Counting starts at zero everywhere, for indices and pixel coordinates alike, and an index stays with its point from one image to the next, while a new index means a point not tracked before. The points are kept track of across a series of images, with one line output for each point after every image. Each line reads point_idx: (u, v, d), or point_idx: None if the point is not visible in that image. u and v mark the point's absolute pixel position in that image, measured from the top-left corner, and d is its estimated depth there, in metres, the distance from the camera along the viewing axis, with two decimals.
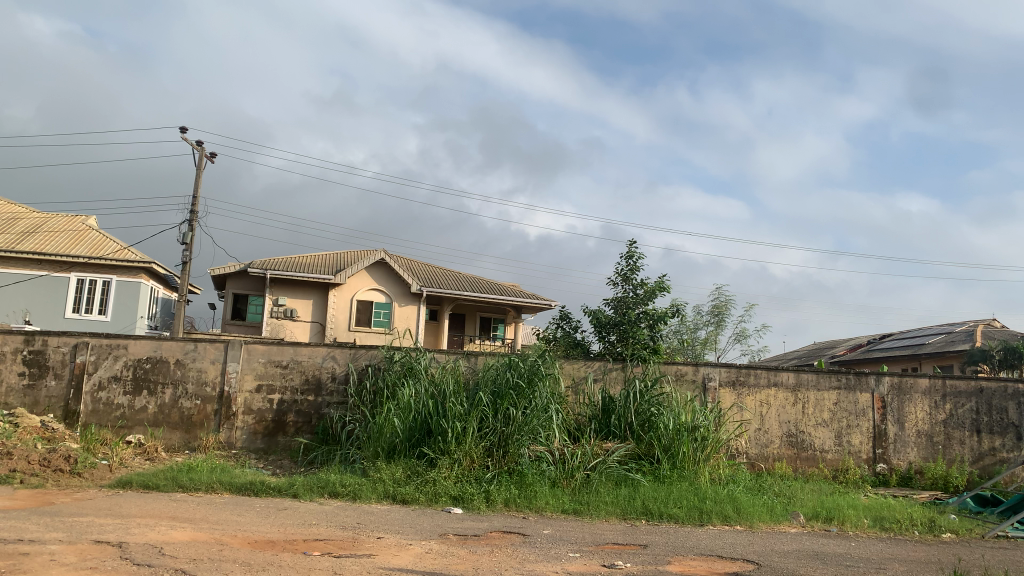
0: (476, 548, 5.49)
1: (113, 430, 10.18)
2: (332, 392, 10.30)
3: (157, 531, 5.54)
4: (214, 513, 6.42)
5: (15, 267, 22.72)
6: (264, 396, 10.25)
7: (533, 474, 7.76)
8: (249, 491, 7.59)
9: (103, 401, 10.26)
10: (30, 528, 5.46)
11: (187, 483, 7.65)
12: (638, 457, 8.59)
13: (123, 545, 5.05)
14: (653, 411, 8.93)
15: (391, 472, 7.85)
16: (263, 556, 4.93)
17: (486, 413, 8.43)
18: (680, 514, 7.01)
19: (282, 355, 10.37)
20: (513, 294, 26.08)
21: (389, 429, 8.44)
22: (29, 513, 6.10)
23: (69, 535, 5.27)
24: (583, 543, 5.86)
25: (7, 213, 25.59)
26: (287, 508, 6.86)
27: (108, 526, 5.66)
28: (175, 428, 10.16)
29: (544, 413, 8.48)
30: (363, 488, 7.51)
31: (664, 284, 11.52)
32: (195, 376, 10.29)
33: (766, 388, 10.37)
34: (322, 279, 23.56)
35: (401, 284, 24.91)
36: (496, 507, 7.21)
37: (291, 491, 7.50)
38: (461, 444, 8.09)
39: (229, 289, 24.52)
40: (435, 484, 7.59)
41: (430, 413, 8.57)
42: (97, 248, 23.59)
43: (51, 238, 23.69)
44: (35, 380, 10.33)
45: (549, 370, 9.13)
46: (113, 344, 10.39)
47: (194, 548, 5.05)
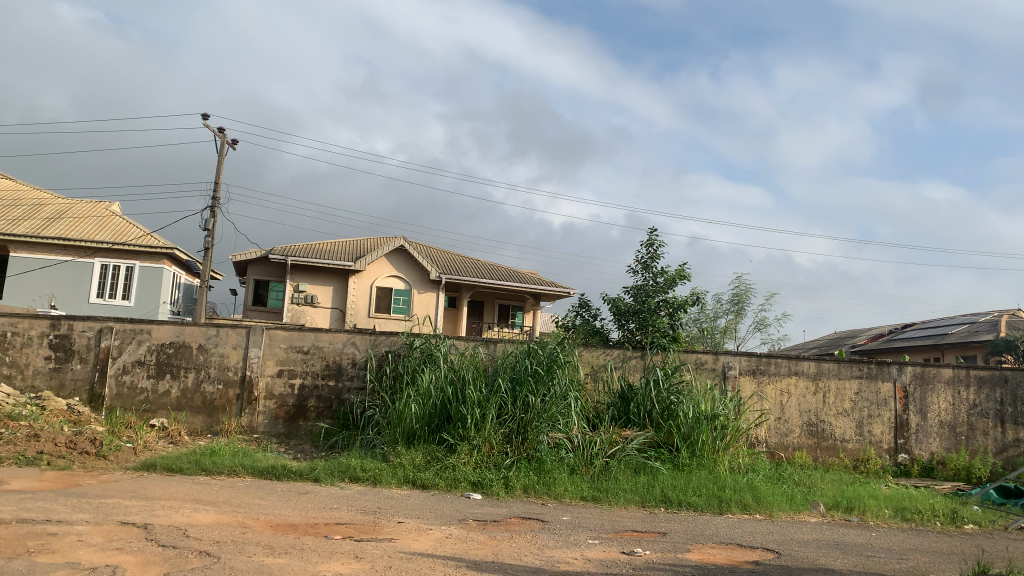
0: (495, 534, 5.51)
1: (137, 413, 10.33)
2: (352, 377, 10.37)
3: (181, 514, 5.62)
4: (237, 497, 6.50)
5: (41, 252, 23.05)
6: (285, 381, 10.33)
7: (552, 461, 7.79)
8: (272, 474, 7.68)
9: (127, 385, 10.41)
10: (58, 509, 5.56)
11: (210, 467, 7.74)
12: (657, 445, 8.62)
13: (149, 526, 5.12)
14: (673, 399, 8.90)
15: (410, 458, 7.91)
16: (285, 539, 4.99)
17: (505, 400, 8.43)
18: (699, 502, 7.01)
19: (303, 340, 10.45)
20: (530, 281, 26.02)
21: (407, 414, 8.51)
22: (56, 495, 6.21)
23: (95, 517, 5.36)
24: (602, 530, 5.88)
25: (32, 199, 25.92)
26: (309, 492, 6.93)
27: (134, 508, 5.74)
28: (198, 413, 10.29)
29: (563, 400, 8.49)
30: (383, 472, 7.58)
31: (684, 271, 11.38)
32: (217, 362, 10.40)
33: (787, 377, 10.31)
34: (341, 265, 23.62)
35: (419, 271, 24.95)
36: (515, 493, 7.24)
37: (312, 475, 7.59)
38: (480, 431, 8.13)
39: (250, 276, 24.64)
40: (454, 470, 7.65)
41: (449, 399, 8.61)
42: (120, 234, 23.84)
43: (76, 224, 23.98)
44: (61, 363, 10.50)
45: (568, 358, 9.13)
46: (137, 329, 10.52)
47: (218, 531, 5.12)
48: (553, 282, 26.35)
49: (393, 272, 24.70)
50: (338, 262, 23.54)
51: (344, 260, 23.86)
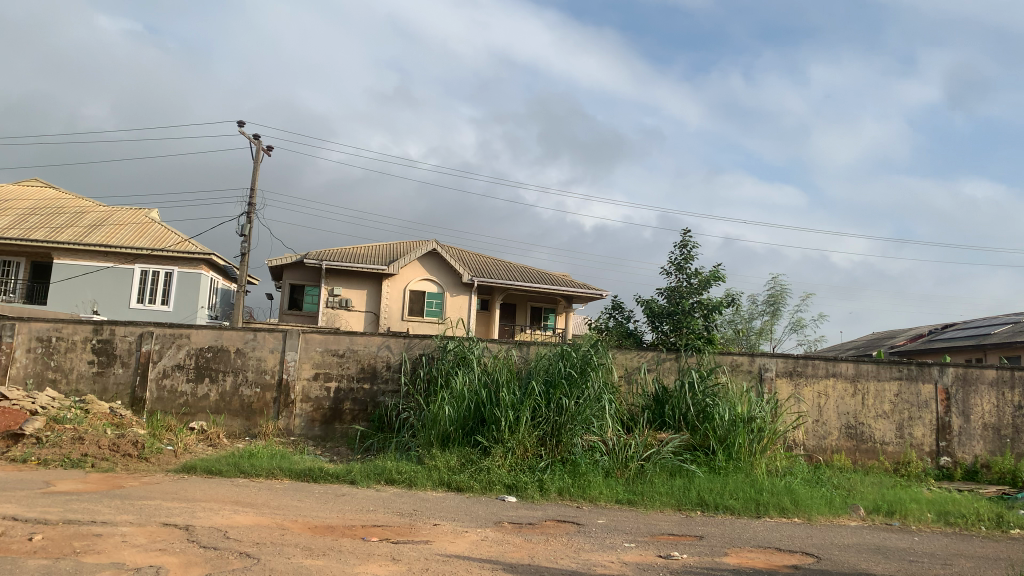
0: (530, 536, 5.51)
1: (177, 416, 10.51)
2: (386, 380, 10.44)
3: (222, 515, 5.72)
4: (275, 498, 6.59)
5: (84, 258, 23.59)
6: (321, 384, 10.44)
7: (586, 464, 7.77)
8: (309, 477, 7.76)
9: (167, 388, 10.60)
10: (102, 511, 5.69)
11: (249, 469, 7.85)
12: (693, 448, 8.55)
13: (190, 528, 5.21)
14: (709, 402, 8.83)
15: (445, 460, 7.95)
16: (323, 541, 5.04)
17: (539, 403, 8.43)
18: (736, 505, 6.94)
19: (339, 344, 10.55)
20: (562, 284, 25.97)
21: (441, 417, 8.55)
22: (100, 497, 6.34)
23: (139, 518, 5.47)
24: (638, 533, 5.86)
25: (74, 206, 26.54)
26: (345, 494, 7.00)
27: (176, 510, 5.85)
28: (236, 416, 10.44)
29: (596, 403, 8.46)
30: (419, 475, 7.62)
31: (718, 272, 11.29)
32: (254, 365, 10.54)
33: (825, 378, 10.17)
34: (374, 269, 23.80)
35: (452, 274, 25.04)
36: (550, 496, 7.23)
37: (349, 478, 7.66)
38: (514, 433, 8.14)
39: (285, 280, 24.94)
40: (489, 472, 7.66)
41: (482, 402, 8.63)
42: (159, 240, 24.30)
43: (116, 231, 24.50)
44: (103, 368, 10.73)
45: (602, 360, 9.10)
46: (176, 333, 10.71)
47: (258, 532, 5.19)
48: (585, 284, 26.28)
49: (425, 275, 24.82)
50: (372, 266, 23.72)
51: (377, 264, 24.04)
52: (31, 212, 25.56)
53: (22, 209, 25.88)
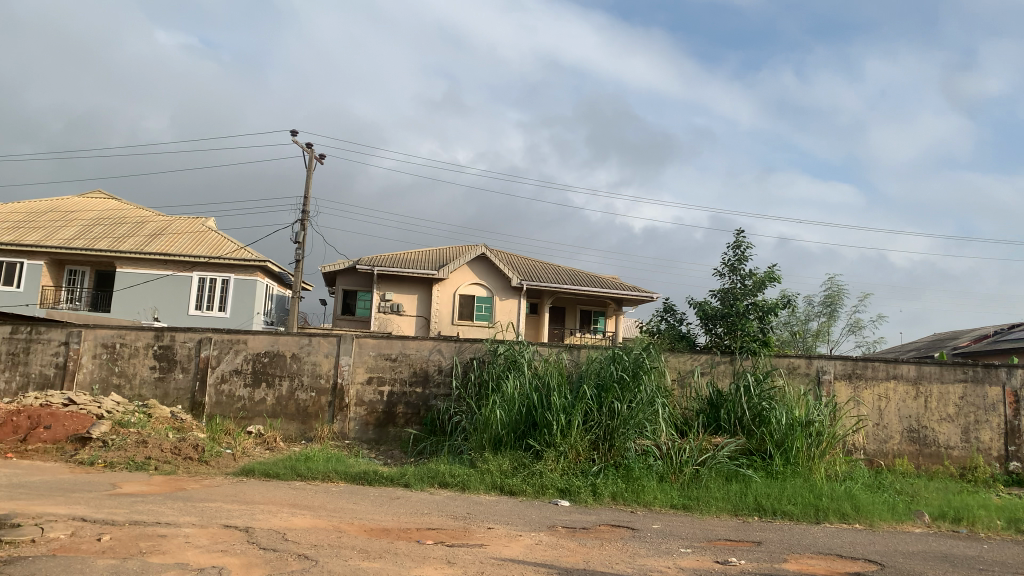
0: (585, 541, 5.49)
1: (236, 420, 10.74)
2: (438, 384, 10.51)
3: (280, 517, 5.82)
4: (332, 501, 6.68)
5: (145, 267, 24.30)
6: (374, 388, 10.56)
7: (640, 468, 7.71)
8: (363, 479, 7.85)
9: (226, 393, 10.85)
10: (166, 512, 5.84)
11: (305, 472, 7.98)
12: (749, 453, 8.40)
13: (250, 529, 5.32)
14: (765, 405, 8.67)
15: (498, 464, 7.96)
16: (379, 543, 5.09)
17: (591, 407, 8.37)
18: (794, 511, 6.80)
19: (391, 348, 10.65)
20: (612, 287, 25.83)
21: (493, 421, 8.57)
22: (163, 499, 6.51)
23: (201, 520, 5.60)
24: (694, 538, 5.78)
25: (135, 217, 27.38)
26: (400, 497, 7.06)
27: (236, 512, 5.97)
28: (292, 419, 10.62)
29: (649, 407, 8.38)
30: (471, 478, 7.64)
31: (774, 272, 11.09)
32: (309, 370, 10.72)
33: (886, 381, 9.92)
34: (425, 274, 24.00)
35: (501, 278, 25.09)
36: (604, 500, 7.18)
37: (402, 481, 7.73)
38: (566, 437, 8.11)
39: (338, 286, 25.31)
40: (541, 476, 7.65)
41: (534, 406, 8.63)
42: (216, 248, 24.90)
43: (175, 240, 25.19)
44: (165, 373, 11.03)
45: (655, 363, 9.01)
46: (234, 339, 10.96)
47: (316, 535, 5.27)
48: (636, 287, 26.07)
49: (475, 280, 24.93)
50: (422, 271, 23.92)
51: (427, 269, 24.24)
52: (95, 223, 26.45)
53: (86, 219, 26.79)
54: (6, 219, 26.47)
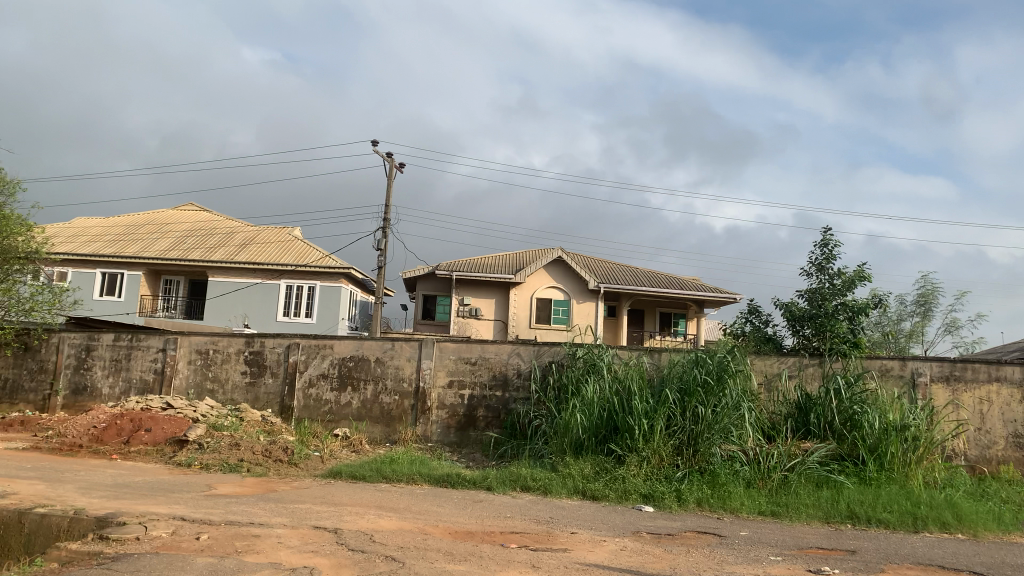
0: (671, 547, 5.41)
1: (323, 423, 11.03)
2: (518, 388, 10.53)
3: (367, 519, 5.94)
4: (416, 503, 6.79)
5: (235, 276, 25.24)
6: (455, 391, 10.68)
7: (725, 474, 7.55)
8: (446, 482, 7.94)
9: (313, 397, 11.15)
10: (259, 512, 6.04)
11: (390, 474, 8.13)
12: (840, 458, 8.12)
13: (339, 531, 5.45)
14: (857, 409, 8.36)
15: (580, 468, 7.93)
16: (464, 546, 5.14)
17: (673, 411, 8.25)
18: (891, 519, 6.53)
19: (471, 352, 10.75)
20: (693, 288, 25.39)
21: (574, 425, 8.54)
22: (256, 499, 6.74)
23: (292, 521, 5.77)
24: (784, 546, 5.62)
25: (225, 228, 28.49)
26: (482, 500, 7.11)
27: (324, 513, 6.13)
28: (376, 422, 10.84)
29: (735, 411, 8.19)
30: (554, 482, 7.63)
31: (864, 271, 10.69)
32: (392, 374, 10.92)
33: (987, 383, 9.43)
34: (503, 278, 24.14)
35: (579, 281, 25.00)
36: (688, 506, 7.06)
37: (485, 484, 7.78)
38: (649, 442, 8.02)
39: (418, 292, 25.71)
40: (624, 481, 7.57)
41: (616, 410, 8.55)
42: (301, 256, 25.66)
43: (263, 249, 26.08)
44: (255, 378, 11.43)
45: (739, 367, 8.80)
46: (320, 344, 11.26)
47: (402, 536, 5.36)
48: (717, 288, 25.55)
49: (552, 283, 24.94)
50: (500, 275, 24.07)
51: (504, 273, 24.38)
52: (188, 234, 27.64)
53: (180, 231, 28.03)
54: (107, 233, 27.93)
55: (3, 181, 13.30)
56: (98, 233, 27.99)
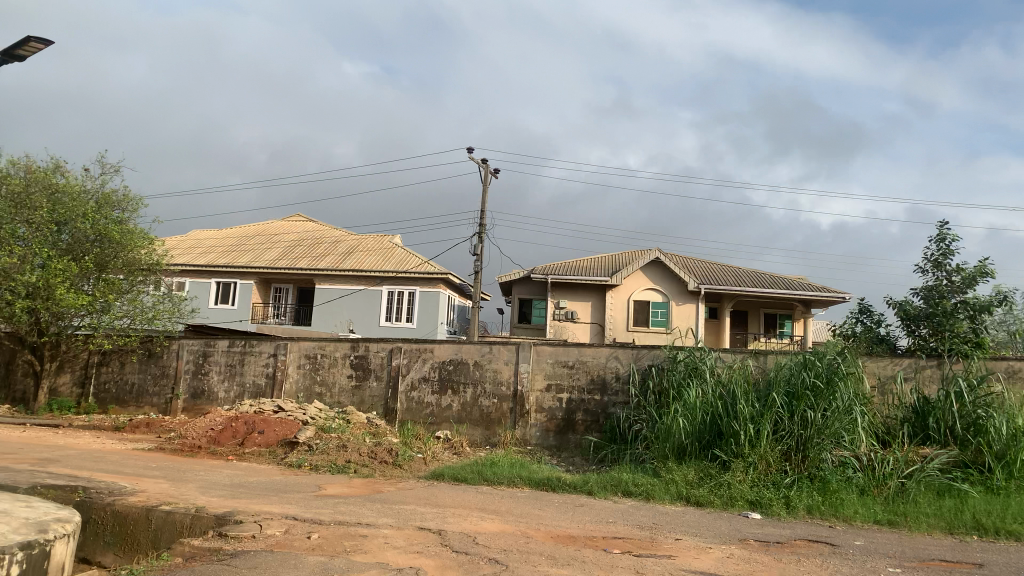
0: (781, 555, 5.23)
1: (425, 425, 11.25)
2: (617, 392, 10.44)
3: (470, 521, 6.01)
4: (518, 506, 6.82)
5: (339, 283, 26.09)
6: (553, 395, 10.68)
7: (837, 481, 7.25)
8: (547, 486, 7.94)
9: (415, 400, 11.39)
10: (366, 513, 6.21)
11: (491, 477, 8.20)
12: (964, 465, 7.67)
13: (443, 532, 5.54)
14: (981, 413, 7.87)
15: (683, 474, 7.78)
16: (567, 550, 5.13)
17: (781, 415, 7.98)
18: (1022, 531, 6.10)
19: (569, 355, 10.72)
20: (798, 288, 24.53)
21: (676, 429, 8.39)
22: (363, 500, 6.94)
23: (397, 521, 5.90)
24: (903, 557, 5.34)
25: (329, 237, 29.48)
26: (584, 504, 7.07)
27: (429, 514, 6.24)
28: (476, 425, 10.97)
29: (846, 415, 7.85)
30: (656, 487, 7.52)
31: (986, 267, 10.07)
32: (491, 377, 11.02)
33: None
34: (599, 281, 24.01)
35: (677, 283, 24.58)
36: (798, 513, 6.82)
37: (586, 488, 7.74)
38: (755, 447, 7.79)
39: (515, 295, 25.88)
40: (730, 487, 7.38)
41: (720, 414, 8.35)
42: (401, 262, 26.27)
43: (365, 256, 26.84)
44: (360, 381, 11.77)
45: (851, 369, 8.43)
46: (421, 348, 11.48)
47: (504, 539, 5.40)
48: (824, 287, 24.60)
49: (650, 285, 24.63)
50: (596, 278, 23.95)
51: (601, 276, 24.24)
52: (294, 244, 28.75)
53: (287, 241, 29.19)
54: (221, 244, 29.39)
55: (127, 198, 14.19)
56: (213, 244, 29.48)
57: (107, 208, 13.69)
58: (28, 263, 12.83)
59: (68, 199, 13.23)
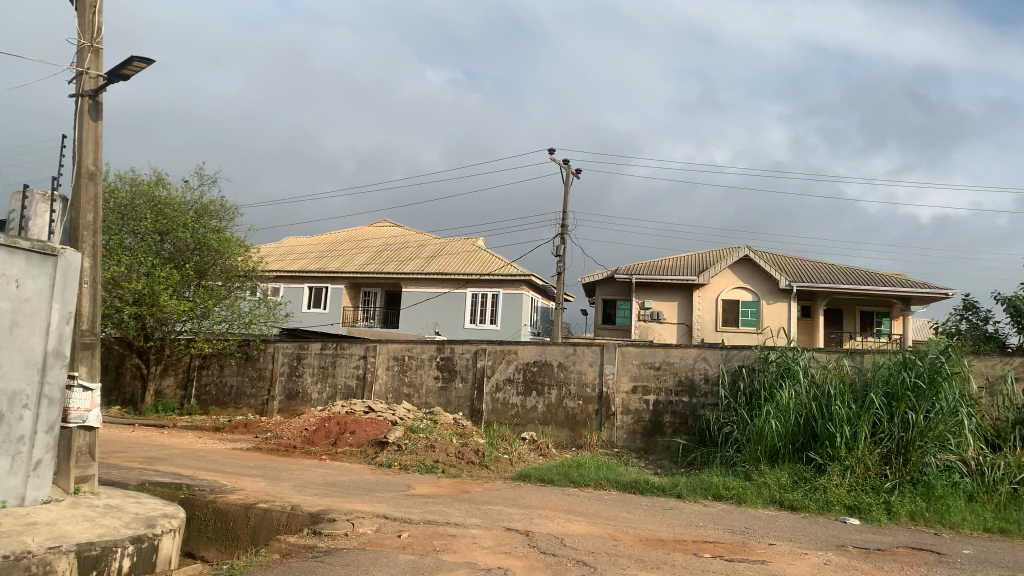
0: (882, 563, 5.01)
1: (511, 426, 11.31)
2: (705, 393, 10.22)
3: (557, 523, 6.00)
4: (606, 509, 6.77)
5: (425, 286, 26.52)
6: (640, 397, 10.55)
7: (943, 486, 6.90)
8: (635, 488, 7.85)
9: (500, 401, 11.46)
10: (455, 513, 6.28)
11: (578, 479, 8.16)
12: None
13: (531, 533, 5.54)
14: None
15: (776, 477, 7.56)
16: (656, 553, 5.05)
17: (880, 417, 7.65)
18: None
19: (655, 356, 10.57)
20: (897, 284, 23.49)
21: (768, 432, 8.16)
22: (451, 500, 7.02)
23: (485, 521, 5.94)
24: (1017, 568, 5.03)
25: (415, 241, 30.01)
26: (673, 507, 6.96)
27: (516, 515, 6.26)
28: (562, 427, 10.96)
29: (952, 417, 7.45)
30: (748, 491, 7.33)
31: None
32: (576, 379, 10.97)
33: None
34: (685, 280, 23.61)
35: (768, 281, 23.91)
36: (900, 520, 6.52)
37: (675, 491, 7.61)
38: (852, 450, 7.50)
39: (599, 296, 25.72)
40: (826, 492, 7.13)
41: (814, 416, 8.07)
42: (485, 265, 26.49)
43: (450, 260, 27.20)
44: (446, 382, 11.94)
45: (956, 368, 7.98)
46: (505, 349, 11.55)
47: (592, 541, 5.36)
48: (925, 283, 23.48)
49: (739, 284, 24.04)
50: (682, 278, 23.55)
51: (687, 275, 23.82)
52: (381, 248, 29.37)
53: (375, 246, 29.87)
54: (312, 250, 30.33)
55: (224, 207, 14.75)
56: (304, 250, 30.44)
57: (205, 218, 14.29)
58: (135, 271, 13.54)
59: (171, 209, 13.84)
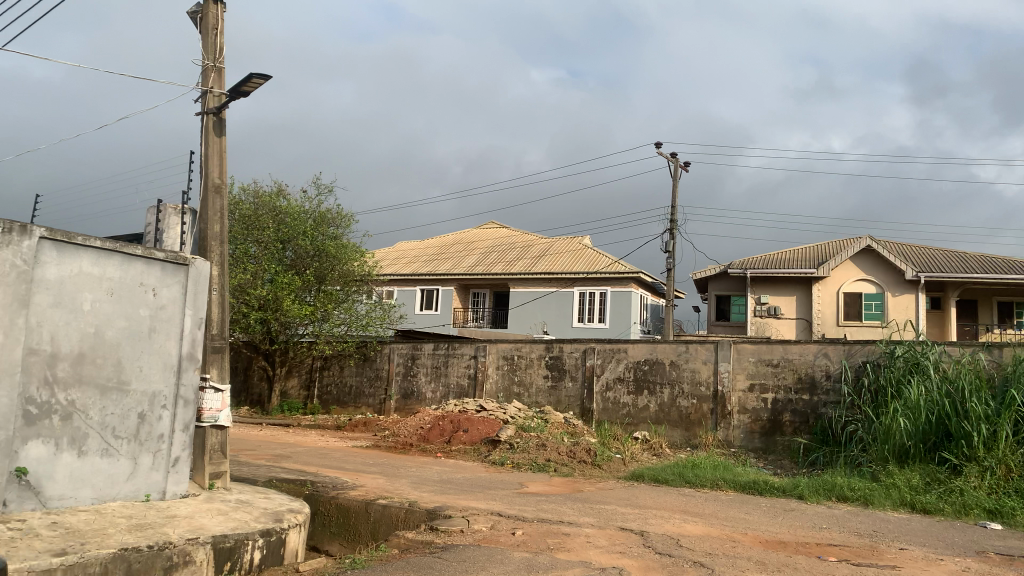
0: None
1: (622, 426, 11.21)
2: (827, 391, 9.79)
3: (673, 523, 5.89)
4: (723, 510, 6.59)
5: (533, 286, 26.66)
6: (757, 395, 10.22)
7: None
8: (753, 489, 7.61)
9: (611, 400, 11.37)
10: (568, 512, 6.27)
11: (693, 479, 7.99)
12: None
13: (645, 534, 5.47)
14: None
15: (906, 478, 7.15)
16: (777, 556, 4.88)
17: None
18: None
19: (772, 353, 10.21)
20: None
21: (896, 430, 7.73)
22: (564, 499, 7.02)
23: (599, 521, 5.90)
24: None
25: (522, 242, 30.22)
26: (794, 509, 6.70)
27: (630, 515, 6.20)
28: (675, 426, 10.77)
29: None
30: (876, 493, 6.97)
31: None
32: (689, 377, 10.75)
33: None
34: (804, 274, 22.70)
35: (893, 272, 22.67)
36: None
37: (796, 492, 7.33)
38: (992, 451, 7.01)
39: (711, 292, 25.12)
40: (963, 494, 6.69)
41: (948, 414, 7.59)
42: (592, 263, 26.37)
43: (557, 259, 27.24)
44: (556, 382, 11.96)
45: None
46: (615, 348, 11.45)
47: (709, 543, 5.23)
48: None
49: (862, 275, 22.89)
50: (800, 270, 22.64)
51: (806, 267, 22.89)
52: (490, 250, 29.73)
53: (484, 248, 30.27)
54: (423, 254, 31.04)
55: (340, 215, 15.30)
56: (416, 254, 31.19)
57: (323, 225, 14.87)
58: (259, 278, 14.26)
59: (291, 218, 14.47)
